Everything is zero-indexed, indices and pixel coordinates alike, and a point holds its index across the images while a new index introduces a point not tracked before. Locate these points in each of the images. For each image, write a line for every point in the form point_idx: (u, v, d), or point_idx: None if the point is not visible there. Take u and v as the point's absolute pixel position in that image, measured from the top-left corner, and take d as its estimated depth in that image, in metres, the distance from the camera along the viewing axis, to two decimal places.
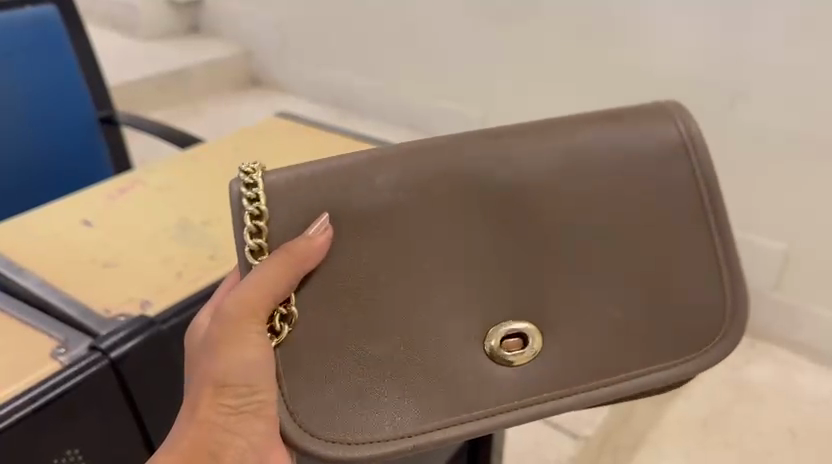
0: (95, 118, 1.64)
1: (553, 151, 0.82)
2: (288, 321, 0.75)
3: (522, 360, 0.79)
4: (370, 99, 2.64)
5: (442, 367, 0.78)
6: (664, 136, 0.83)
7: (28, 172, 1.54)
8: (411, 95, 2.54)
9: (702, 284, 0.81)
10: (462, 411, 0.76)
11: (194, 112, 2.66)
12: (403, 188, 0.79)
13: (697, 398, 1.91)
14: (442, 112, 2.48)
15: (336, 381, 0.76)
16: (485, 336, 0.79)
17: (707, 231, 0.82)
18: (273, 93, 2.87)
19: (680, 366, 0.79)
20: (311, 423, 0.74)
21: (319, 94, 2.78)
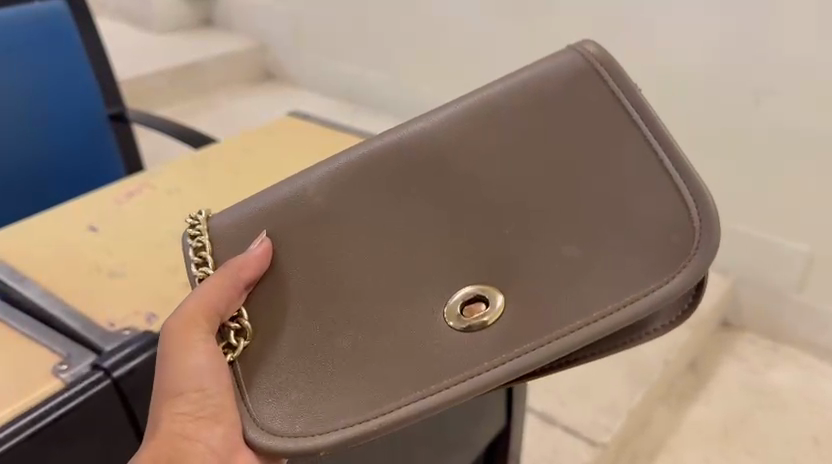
0: (104, 116, 1.62)
1: (456, 109, 0.71)
2: (243, 334, 0.66)
3: (494, 326, 0.62)
4: (385, 94, 2.60)
5: (404, 344, 0.63)
6: (564, 62, 0.69)
7: (33, 172, 1.52)
8: (425, 89, 2.49)
9: (662, 185, 0.62)
10: (426, 382, 0.61)
11: (206, 107, 2.63)
12: (334, 187, 0.70)
13: (718, 402, 1.87)
14: None
15: (279, 372, 0.64)
16: (447, 313, 0.64)
17: (647, 133, 0.65)
18: (287, 88, 2.83)
19: (688, 274, 0.58)
20: (266, 422, 0.62)
21: (333, 88, 2.74)
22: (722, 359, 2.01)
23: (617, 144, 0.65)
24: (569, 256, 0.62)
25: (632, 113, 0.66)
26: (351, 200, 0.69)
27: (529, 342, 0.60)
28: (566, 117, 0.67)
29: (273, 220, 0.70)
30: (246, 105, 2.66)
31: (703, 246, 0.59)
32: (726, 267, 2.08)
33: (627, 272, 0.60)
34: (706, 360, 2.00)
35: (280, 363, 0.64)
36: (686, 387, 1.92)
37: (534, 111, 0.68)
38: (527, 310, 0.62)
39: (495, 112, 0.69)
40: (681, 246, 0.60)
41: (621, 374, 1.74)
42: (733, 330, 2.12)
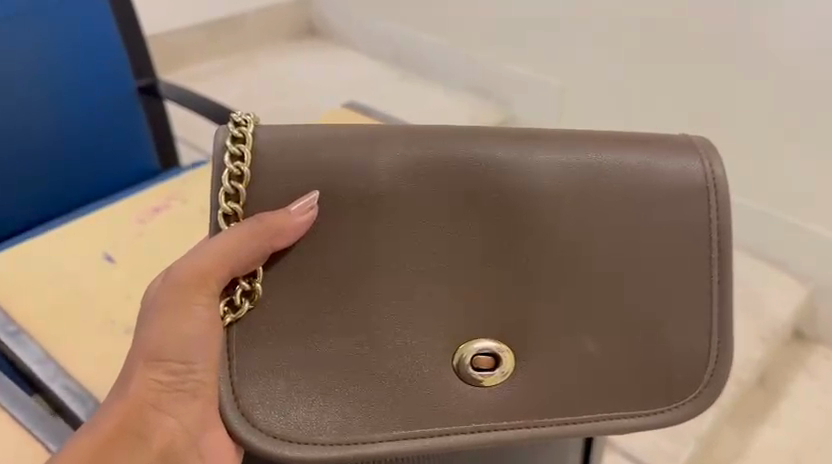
0: (136, 91, 1.48)
1: (564, 160, 0.71)
2: (251, 297, 0.66)
3: (488, 383, 0.66)
4: (436, 60, 2.38)
5: (413, 375, 0.66)
6: (682, 163, 0.71)
7: (61, 158, 1.39)
8: (477, 53, 2.26)
9: (702, 315, 0.68)
10: (420, 424, 0.65)
11: (246, 66, 2.45)
12: (400, 171, 0.69)
13: (790, 426, 1.70)
14: (516, 79, 2.19)
15: (289, 373, 0.65)
16: (455, 356, 0.67)
17: (717, 257, 0.69)
18: (330, 45, 2.61)
19: (687, 407, 0.67)
20: (251, 412, 0.64)
21: (381, 49, 2.51)
22: (794, 376, 1.83)
23: (683, 264, 0.69)
24: (602, 338, 0.68)
25: (710, 186, 0.70)
26: (415, 200, 0.69)
27: (542, 415, 0.65)
28: (659, 206, 0.70)
29: (309, 167, 0.68)
30: (287, 66, 2.48)
31: (698, 400, 0.67)
32: (805, 274, 1.81)
33: (632, 378, 0.67)
34: (776, 375, 1.83)
35: (286, 360, 0.65)
36: (754, 405, 1.75)
37: (631, 183, 0.70)
38: (541, 374, 0.67)
39: (585, 184, 0.70)
40: (695, 380, 0.67)
41: None
42: (807, 344, 1.92)
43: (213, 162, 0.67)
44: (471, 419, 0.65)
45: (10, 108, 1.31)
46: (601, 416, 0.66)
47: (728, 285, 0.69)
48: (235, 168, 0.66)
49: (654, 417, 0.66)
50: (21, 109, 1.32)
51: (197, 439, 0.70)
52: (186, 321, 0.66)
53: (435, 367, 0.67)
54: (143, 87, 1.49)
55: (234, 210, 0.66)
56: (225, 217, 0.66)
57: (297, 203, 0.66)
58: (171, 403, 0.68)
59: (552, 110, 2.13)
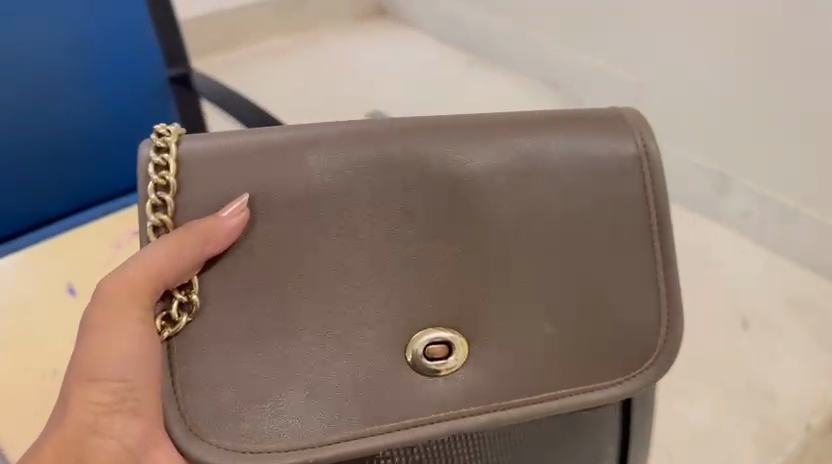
0: (163, 83, 1.40)
1: (494, 156, 0.75)
2: (188, 309, 0.70)
3: (443, 372, 0.70)
4: (500, 48, 2.21)
5: (368, 375, 0.70)
6: (615, 150, 0.76)
7: (70, 155, 1.36)
8: (550, 41, 2.05)
9: (647, 286, 0.74)
10: (377, 422, 0.68)
11: (310, 49, 2.38)
12: (338, 164, 0.73)
13: None
14: (588, 71, 1.97)
15: (234, 386, 0.68)
16: (407, 354, 0.70)
17: (656, 226, 0.75)
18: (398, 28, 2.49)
19: (637, 380, 0.72)
20: (191, 412, 0.67)
21: (447, 34, 2.37)
22: None
23: (632, 243, 0.75)
24: (556, 319, 0.73)
25: (646, 167, 0.76)
26: (356, 190, 0.73)
27: (495, 399, 0.70)
28: (599, 191, 0.75)
29: (237, 175, 0.72)
30: (341, 49, 2.38)
31: (650, 369, 0.73)
32: None
33: (582, 353, 0.72)
34: None
35: (234, 362, 0.68)
36: None
37: (571, 171, 0.75)
38: (490, 359, 0.71)
39: (526, 169, 0.75)
40: (644, 352, 0.73)
41: (746, 434, 1.36)
42: None
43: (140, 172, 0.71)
44: (426, 415, 0.69)
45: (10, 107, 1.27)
46: (561, 392, 0.71)
47: (670, 252, 0.75)
48: (161, 178, 0.71)
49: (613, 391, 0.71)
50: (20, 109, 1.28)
51: (140, 458, 0.73)
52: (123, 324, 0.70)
53: (384, 366, 0.70)
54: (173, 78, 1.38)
55: (161, 217, 0.71)
56: (155, 227, 0.71)
57: (227, 209, 0.70)
58: (110, 423, 0.72)
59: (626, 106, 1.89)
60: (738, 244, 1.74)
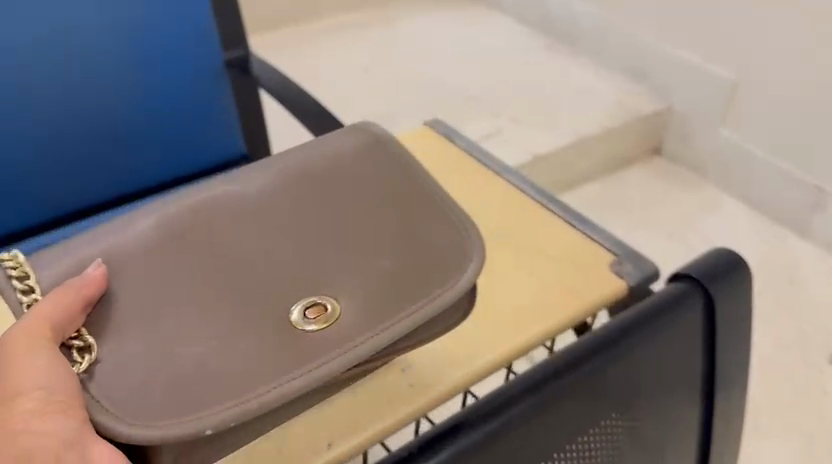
0: (216, 67, 0.97)
1: (302, 157, 0.61)
2: (88, 351, 0.48)
3: (325, 326, 0.51)
4: (567, 29, 2.02)
5: (292, 340, 0.50)
6: (346, 137, 0.63)
7: (74, 156, 0.91)
8: (640, 28, 1.81)
9: (739, 319, 0.57)
10: (304, 360, 0.50)
11: (374, 21, 2.13)
12: (210, 202, 0.57)
13: None
14: (678, 65, 1.75)
15: (155, 374, 0.48)
16: (292, 324, 0.51)
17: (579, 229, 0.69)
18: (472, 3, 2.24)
19: (463, 274, 0.55)
20: (119, 402, 0.47)
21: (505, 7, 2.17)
22: None
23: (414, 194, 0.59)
24: (372, 261, 0.55)
25: (379, 140, 0.63)
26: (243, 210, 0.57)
27: (381, 317, 0.52)
28: (365, 163, 0.61)
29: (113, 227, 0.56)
30: (388, 15, 2.16)
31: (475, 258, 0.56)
32: None
33: (421, 276, 0.55)
34: None
35: (133, 364, 0.48)
36: None
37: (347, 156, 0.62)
38: (365, 301, 0.53)
39: (309, 169, 0.60)
40: (459, 247, 0.57)
41: None
42: None
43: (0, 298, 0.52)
44: (351, 343, 0.51)
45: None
46: (429, 299, 0.53)
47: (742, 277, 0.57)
48: (24, 284, 0.52)
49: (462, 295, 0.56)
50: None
51: None
52: (17, 374, 0.45)
53: (292, 338, 0.51)
54: (228, 63, 0.97)
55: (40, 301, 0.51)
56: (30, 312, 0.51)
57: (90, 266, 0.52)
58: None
59: (715, 107, 1.70)
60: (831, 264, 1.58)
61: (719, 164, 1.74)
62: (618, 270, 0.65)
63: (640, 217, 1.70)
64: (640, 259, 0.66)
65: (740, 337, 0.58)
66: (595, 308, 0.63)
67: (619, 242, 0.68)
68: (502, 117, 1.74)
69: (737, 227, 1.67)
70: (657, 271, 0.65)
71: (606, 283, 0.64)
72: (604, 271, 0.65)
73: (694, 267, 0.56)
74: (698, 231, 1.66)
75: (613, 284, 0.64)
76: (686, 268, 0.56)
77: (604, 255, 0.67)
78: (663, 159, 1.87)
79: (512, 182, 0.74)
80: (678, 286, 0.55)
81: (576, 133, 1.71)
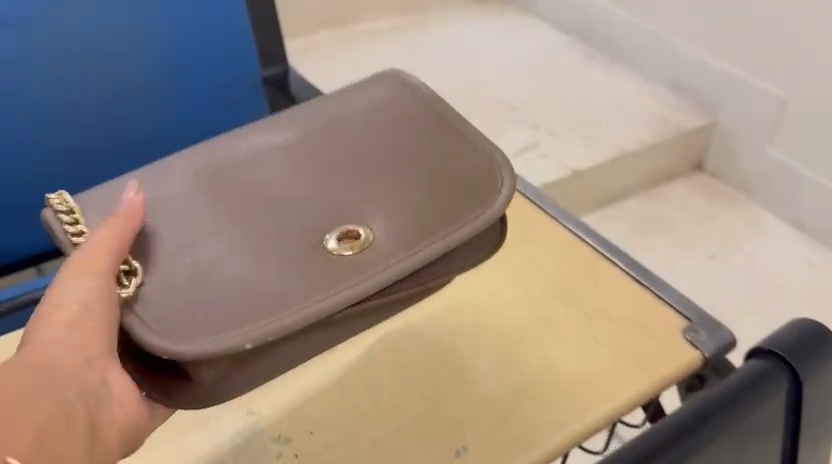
0: (254, 80, 0.94)
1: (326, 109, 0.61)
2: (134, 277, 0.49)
3: (357, 250, 0.52)
4: (610, 39, 1.96)
5: (324, 264, 0.51)
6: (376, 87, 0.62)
7: (115, 174, 0.91)
8: (686, 41, 1.75)
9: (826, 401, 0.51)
10: (335, 280, 0.50)
11: (411, 26, 2.10)
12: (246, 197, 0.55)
13: None
14: (725, 80, 1.68)
15: (194, 300, 0.49)
16: (328, 247, 0.52)
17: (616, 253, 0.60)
18: (510, 11, 2.19)
19: (494, 194, 0.55)
20: (153, 312, 0.48)
21: (547, 14, 2.13)
22: None
23: (441, 127, 0.59)
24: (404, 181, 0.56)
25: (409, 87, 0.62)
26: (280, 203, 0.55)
27: (413, 240, 0.52)
28: (401, 106, 0.61)
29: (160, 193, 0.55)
30: (427, 20, 2.13)
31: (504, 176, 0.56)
32: None
33: (455, 201, 0.54)
34: None
35: (174, 290, 0.49)
36: None
37: (384, 100, 0.61)
38: (397, 225, 0.53)
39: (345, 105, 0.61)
40: (483, 170, 0.56)
41: None
42: None
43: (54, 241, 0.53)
44: (385, 264, 0.51)
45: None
46: (462, 221, 0.53)
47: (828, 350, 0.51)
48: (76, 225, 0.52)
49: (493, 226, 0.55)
50: (27, 106, 0.83)
51: None
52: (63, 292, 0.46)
53: (322, 260, 0.51)
54: (266, 78, 0.94)
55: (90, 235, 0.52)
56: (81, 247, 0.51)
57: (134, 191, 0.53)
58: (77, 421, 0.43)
59: (762, 125, 1.64)
60: None
61: (763, 183, 1.68)
62: (690, 338, 0.53)
63: (680, 235, 1.64)
64: (717, 326, 0.54)
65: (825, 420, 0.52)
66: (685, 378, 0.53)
67: (698, 307, 0.55)
68: (541, 128, 1.70)
69: (784, 249, 1.60)
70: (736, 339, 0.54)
71: (674, 356, 0.52)
72: (677, 342, 0.53)
73: (775, 341, 0.50)
74: (743, 251, 1.60)
75: (686, 357, 0.52)
76: (767, 342, 0.50)
77: (675, 321, 0.54)
78: (704, 175, 1.81)
79: (564, 223, 0.63)
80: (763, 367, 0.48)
81: (617, 148, 1.66)
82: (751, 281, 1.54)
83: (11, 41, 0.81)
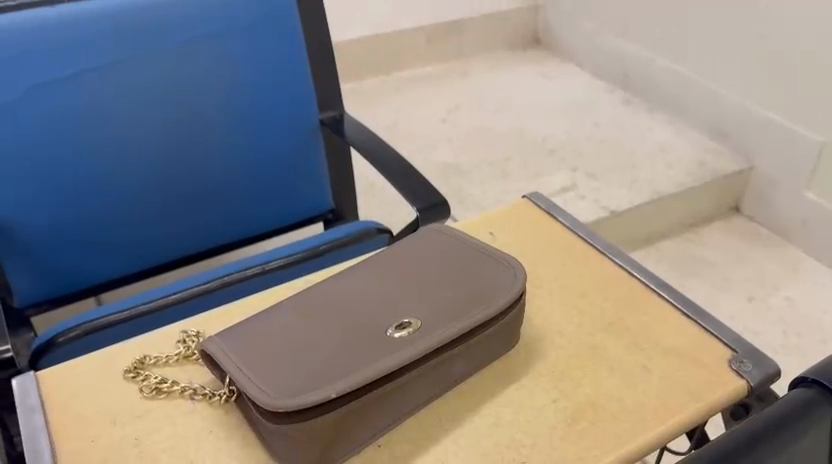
0: (313, 123, 1.07)
1: (386, 250, 0.62)
2: (188, 354, 0.56)
3: (413, 331, 0.51)
4: (648, 87, 2.00)
5: (387, 344, 0.50)
6: (421, 233, 0.63)
7: (179, 205, 1.01)
8: (724, 86, 1.78)
9: None
10: (394, 347, 0.49)
11: (454, 73, 2.17)
12: (314, 301, 0.55)
13: None
14: (762, 125, 1.71)
15: (275, 371, 0.48)
16: (392, 329, 0.51)
17: (655, 287, 0.63)
18: (551, 59, 2.25)
19: (519, 277, 0.56)
20: (247, 386, 0.48)
21: (588, 62, 2.17)
22: None
23: (471, 245, 0.59)
24: (447, 279, 0.56)
25: (444, 227, 0.63)
26: (344, 297, 0.55)
27: (463, 313, 0.52)
28: (441, 237, 0.61)
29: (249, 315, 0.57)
30: (470, 68, 2.19)
31: (514, 268, 0.57)
32: None
33: (494, 283, 0.55)
34: None
35: (252, 367, 0.49)
36: None
37: (425, 234, 0.62)
38: (449, 305, 0.53)
39: (398, 244, 0.62)
40: (496, 259, 0.57)
41: None
42: None
43: (176, 361, 0.56)
44: (443, 332, 0.51)
45: (87, 143, 0.94)
46: (503, 301, 0.54)
47: None
48: (191, 346, 0.56)
49: (521, 295, 0.55)
50: (110, 147, 0.95)
51: None
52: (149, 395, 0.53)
53: (386, 345, 0.50)
54: (324, 121, 1.08)
55: (192, 341, 0.56)
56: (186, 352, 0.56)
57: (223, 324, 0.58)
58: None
59: (800, 170, 1.65)
60: None
61: (803, 227, 1.68)
62: (736, 367, 0.55)
63: (717, 277, 1.64)
64: (761, 357, 0.56)
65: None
66: (724, 406, 0.54)
67: (737, 334, 0.58)
68: (579, 171, 1.74)
69: (824, 293, 1.59)
70: (780, 370, 0.56)
71: (722, 384, 0.54)
72: (722, 369, 0.55)
73: (817, 371, 0.52)
74: (781, 294, 1.60)
75: (733, 386, 0.54)
76: (810, 371, 0.52)
77: (721, 350, 0.57)
78: (742, 218, 1.82)
79: (611, 257, 0.66)
80: (808, 394, 0.51)
81: (655, 190, 1.68)
82: (790, 324, 1.53)
83: (76, 88, 0.92)
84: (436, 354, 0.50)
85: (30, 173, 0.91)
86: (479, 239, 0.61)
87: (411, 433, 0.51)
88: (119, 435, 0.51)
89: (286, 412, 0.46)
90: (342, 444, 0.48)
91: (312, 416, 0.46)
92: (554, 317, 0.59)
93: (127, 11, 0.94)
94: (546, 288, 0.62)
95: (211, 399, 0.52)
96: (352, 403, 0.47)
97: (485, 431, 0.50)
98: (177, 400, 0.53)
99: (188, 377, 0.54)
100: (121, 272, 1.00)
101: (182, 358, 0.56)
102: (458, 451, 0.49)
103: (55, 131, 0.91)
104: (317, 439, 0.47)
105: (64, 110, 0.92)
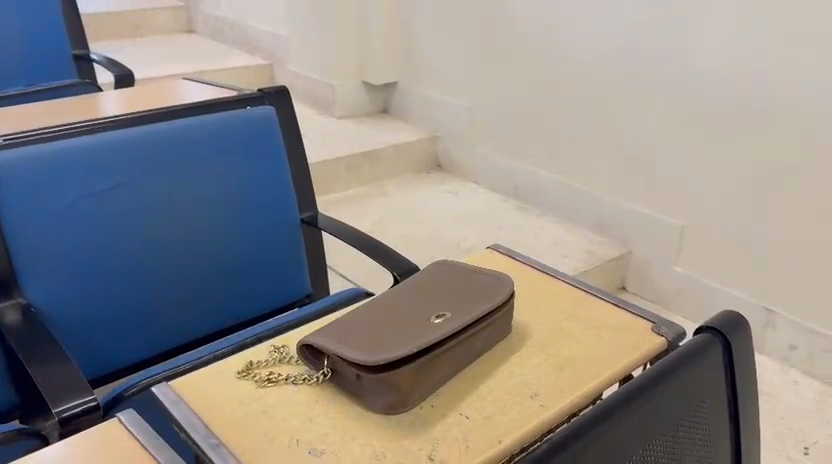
0: (297, 220, 1.31)
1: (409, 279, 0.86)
2: (284, 361, 0.76)
3: (447, 318, 0.74)
4: (535, 195, 2.38)
5: (434, 324, 0.73)
6: (431, 267, 0.88)
7: (194, 289, 1.21)
8: (601, 189, 2.17)
9: (748, 359, 0.81)
10: (439, 327, 0.72)
11: (371, 195, 2.47)
12: (371, 310, 0.78)
13: None
14: (634, 217, 2.09)
15: (365, 344, 0.70)
16: (434, 318, 0.74)
17: (593, 292, 0.90)
18: (453, 180, 2.61)
19: (509, 284, 0.81)
20: (348, 354, 0.69)
21: (484, 180, 2.54)
22: None
23: (471, 270, 0.85)
24: (462, 290, 0.80)
25: (446, 262, 0.89)
26: (391, 306, 0.78)
27: (478, 305, 0.76)
28: (448, 268, 0.86)
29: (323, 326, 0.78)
30: (383, 190, 2.50)
31: (503, 279, 0.82)
32: None
33: (495, 288, 0.80)
34: None
35: (348, 345, 0.70)
36: None
37: (435, 267, 0.87)
38: (467, 303, 0.77)
39: (417, 275, 0.86)
40: (491, 276, 0.83)
41: None
42: None
43: (277, 363, 0.75)
44: (469, 316, 0.74)
45: (121, 241, 1.12)
46: (503, 296, 0.78)
47: (742, 321, 0.82)
48: (284, 354, 0.76)
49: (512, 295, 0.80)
50: (140, 243, 1.14)
51: None
52: (262, 385, 0.72)
53: (434, 325, 0.73)
54: (304, 220, 1.32)
55: (285, 351, 0.76)
56: (282, 357, 0.76)
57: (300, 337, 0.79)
58: (270, 433, 0.66)
59: (669, 250, 2.03)
60: (787, 375, 1.83)
61: (677, 296, 2.04)
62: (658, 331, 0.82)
63: None
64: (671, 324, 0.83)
65: (748, 378, 0.81)
66: (655, 354, 0.80)
67: (653, 314, 0.85)
68: None
69: None
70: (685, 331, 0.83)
71: (649, 342, 0.81)
72: (648, 333, 0.82)
73: (713, 322, 0.80)
74: None
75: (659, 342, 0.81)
76: (708, 322, 0.80)
77: (644, 323, 0.84)
78: (629, 294, 2.17)
79: (559, 278, 0.93)
80: (707, 336, 0.78)
81: None
82: None
83: (116, 196, 1.12)
84: (466, 331, 0.74)
85: (77, 267, 1.08)
86: (473, 266, 0.86)
87: (457, 385, 0.73)
88: (250, 409, 0.69)
89: (381, 365, 0.67)
90: (416, 392, 0.69)
91: (396, 369, 0.68)
92: (531, 315, 0.85)
93: (155, 135, 1.17)
94: (520, 298, 0.88)
95: (311, 384, 0.72)
96: (423, 360, 0.69)
97: (506, 379, 0.74)
98: (286, 386, 0.72)
99: (289, 372, 0.74)
100: (147, 349, 1.16)
101: (280, 362, 0.75)
102: (491, 390, 0.72)
103: (99, 231, 1.10)
104: (402, 385, 0.68)
105: (106, 214, 1.11)
